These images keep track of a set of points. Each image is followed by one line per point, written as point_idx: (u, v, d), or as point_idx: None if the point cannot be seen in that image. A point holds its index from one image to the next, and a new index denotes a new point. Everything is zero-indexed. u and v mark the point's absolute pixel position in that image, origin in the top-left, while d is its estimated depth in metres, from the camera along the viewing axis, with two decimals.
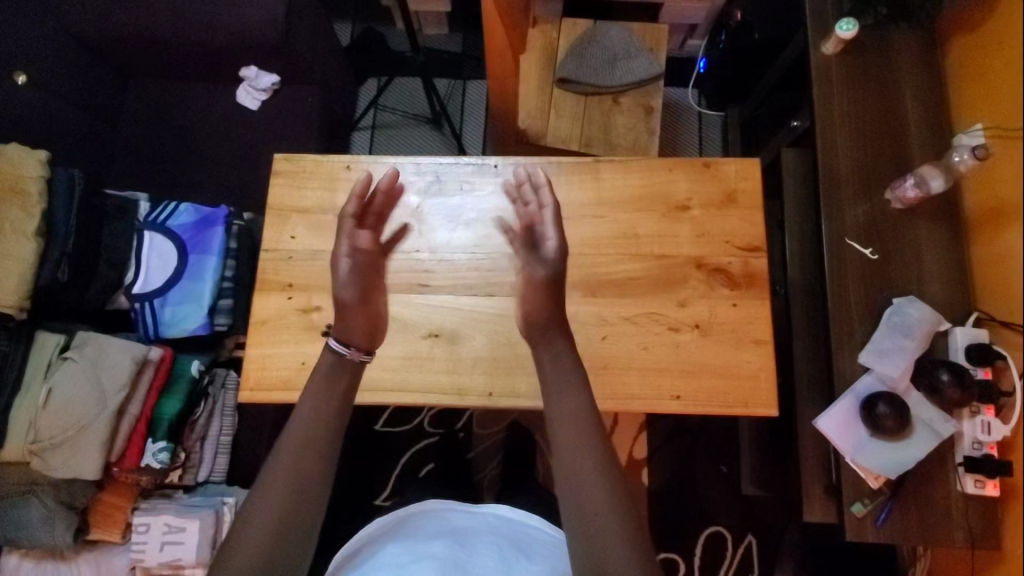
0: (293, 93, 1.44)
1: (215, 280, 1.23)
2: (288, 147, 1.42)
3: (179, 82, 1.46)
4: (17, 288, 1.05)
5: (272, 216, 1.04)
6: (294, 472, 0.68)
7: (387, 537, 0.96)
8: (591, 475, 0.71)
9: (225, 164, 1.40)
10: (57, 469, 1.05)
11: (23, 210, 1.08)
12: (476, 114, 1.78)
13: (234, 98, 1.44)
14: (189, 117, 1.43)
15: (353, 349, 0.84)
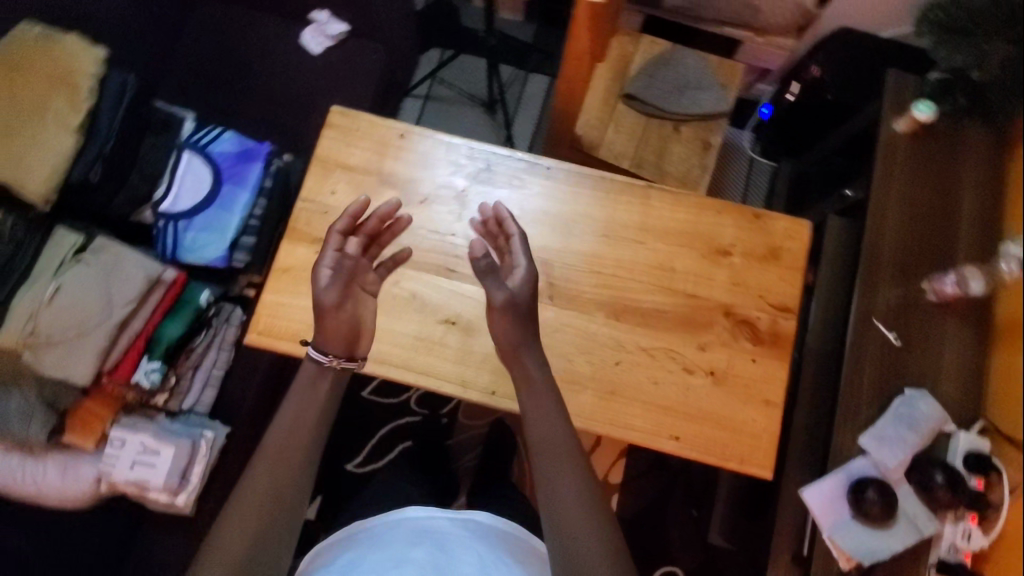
0: (359, 47, 1.43)
1: (243, 216, 1.22)
2: (341, 98, 1.40)
3: (248, 9, 1.44)
4: (48, 182, 1.05)
5: (316, 167, 1.03)
6: (279, 454, 0.80)
7: (375, 527, 1.01)
8: (562, 490, 0.78)
9: (276, 101, 1.38)
10: (48, 367, 1.04)
11: (69, 103, 1.08)
12: (530, 110, 1.77)
13: (298, 39, 1.43)
14: (249, 45, 1.41)
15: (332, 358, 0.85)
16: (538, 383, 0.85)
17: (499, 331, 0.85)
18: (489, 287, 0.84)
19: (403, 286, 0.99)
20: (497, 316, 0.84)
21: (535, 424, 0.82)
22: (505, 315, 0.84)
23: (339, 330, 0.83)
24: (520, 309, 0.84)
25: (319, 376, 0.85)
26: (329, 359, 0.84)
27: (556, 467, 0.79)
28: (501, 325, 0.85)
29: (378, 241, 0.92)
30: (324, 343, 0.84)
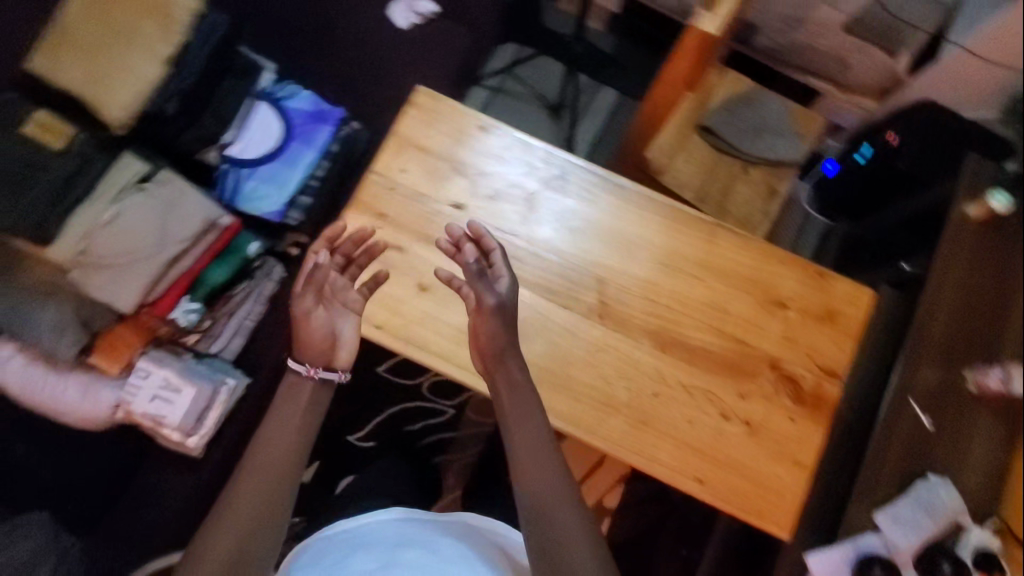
0: (442, 27, 1.43)
1: (305, 175, 1.23)
2: (417, 75, 1.39)
3: None
4: (128, 108, 1.06)
5: (393, 141, 1.01)
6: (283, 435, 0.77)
7: (364, 521, 1.03)
8: (546, 491, 0.78)
9: (353, 68, 1.39)
10: (95, 289, 1.04)
11: (160, 32, 1.07)
12: (595, 121, 1.75)
13: (385, 10, 1.43)
14: (337, 6, 1.40)
15: (309, 368, 0.81)
16: (522, 384, 0.85)
17: (486, 331, 0.86)
18: (483, 288, 0.85)
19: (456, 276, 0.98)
20: (488, 318, 0.85)
21: (518, 426, 0.82)
22: (491, 318, 0.86)
23: (316, 335, 0.81)
24: (507, 313, 0.86)
25: (297, 387, 0.81)
26: (303, 367, 0.81)
27: (537, 469, 0.79)
28: (488, 326, 0.86)
29: (357, 263, 0.90)
30: (301, 351, 0.82)
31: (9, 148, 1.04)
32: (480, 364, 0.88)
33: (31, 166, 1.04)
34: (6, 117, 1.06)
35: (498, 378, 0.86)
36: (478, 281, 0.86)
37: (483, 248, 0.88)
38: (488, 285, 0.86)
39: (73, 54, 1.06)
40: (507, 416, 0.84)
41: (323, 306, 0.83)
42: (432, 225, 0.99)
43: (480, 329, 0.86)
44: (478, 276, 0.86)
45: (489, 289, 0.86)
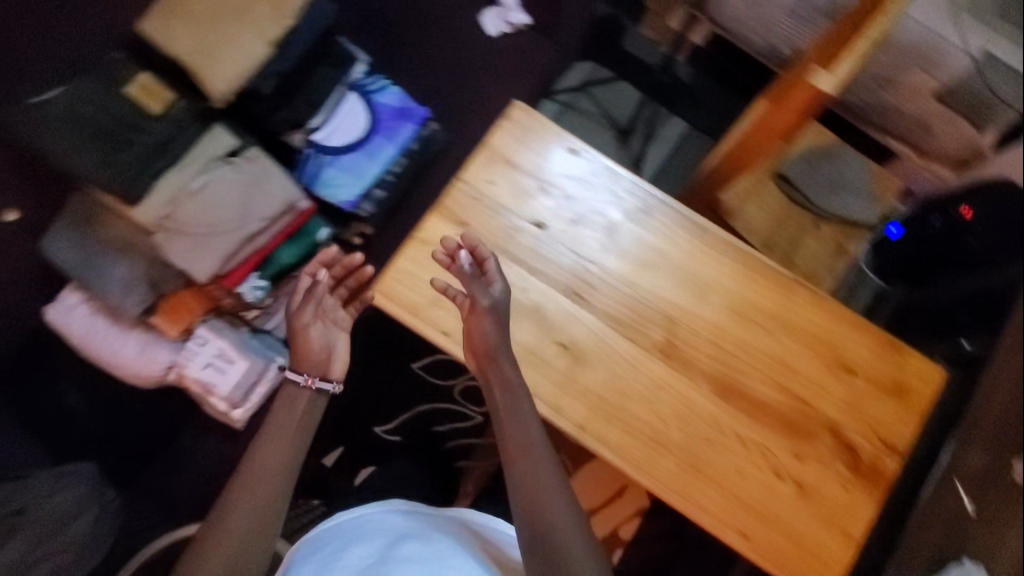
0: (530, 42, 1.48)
1: (383, 169, 1.24)
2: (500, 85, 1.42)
3: None
4: (229, 83, 1.07)
5: (484, 153, 1.02)
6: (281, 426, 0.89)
7: (364, 513, 1.02)
8: (540, 489, 0.81)
9: (440, 69, 1.42)
10: (174, 255, 1.07)
11: (271, 15, 1.10)
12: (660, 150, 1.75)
13: (478, 16, 1.46)
14: (432, 8, 1.43)
15: (307, 378, 0.94)
16: (514, 385, 0.88)
17: (479, 332, 0.90)
18: (476, 290, 0.90)
19: (528, 293, 0.98)
20: (482, 318, 0.90)
21: (511, 427, 0.86)
22: (486, 316, 0.90)
23: (313, 348, 0.96)
24: (498, 309, 0.90)
25: (295, 397, 0.92)
26: (301, 378, 0.93)
27: (527, 467, 0.83)
28: (482, 325, 0.90)
29: (346, 285, 1.03)
30: (299, 363, 0.95)
31: (110, 105, 1.07)
32: (477, 362, 0.91)
33: (130, 128, 1.07)
34: (111, 75, 1.08)
35: (495, 376, 0.90)
36: (469, 285, 0.90)
37: (476, 261, 0.91)
38: (482, 288, 0.90)
39: (182, 23, 1.07)
40: (504, 416, 0.88)
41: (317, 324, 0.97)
42: (512, 241, 0.99)
43: (475, 327, 0.90)
44: (472, 279, 0.90)
45: (489, 287, 0.91)
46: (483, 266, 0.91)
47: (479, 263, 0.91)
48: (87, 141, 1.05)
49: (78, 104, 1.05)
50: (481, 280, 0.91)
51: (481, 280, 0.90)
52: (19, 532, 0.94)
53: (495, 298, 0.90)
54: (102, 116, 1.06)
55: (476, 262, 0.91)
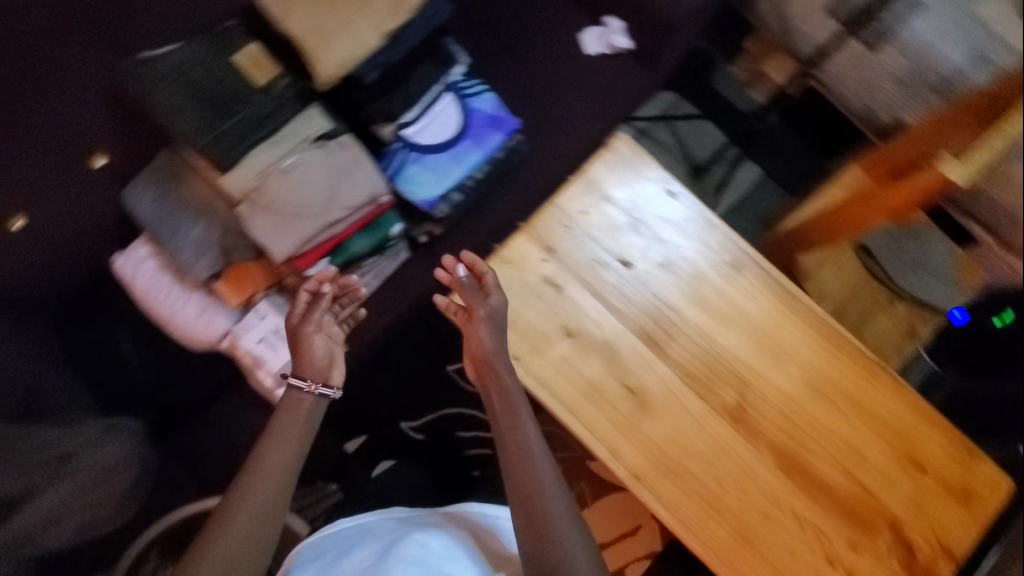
0: (626, 66, 1.46)
1: (466, 174, 1.23)
2: (591, 107, 1.41)
3: None
4: (336, 70, 1.08)
5: (581, 181, 1.00)
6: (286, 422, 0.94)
7: (363, 521, 1.08)
8: (540, 502, 0.80)
9: (531, 80, 1.40)
10: (254, 229, 1.06)
11: (391, 8, 1.10)
12: (732, 195, 1.71)
13: (579, 33, 1.44)
14: (535, 19, 1.42)
15: (309, 384, 0.99)
16: (512, 389, 0.88)
17: (475, 339, 0.90)
18: (475, 299, 0.92)
19: (602, 329, 0.95)
20: (479, 325, 0.90)
21: (508, 427, 0.85)
22: (484, 320, 0.90)
23: (316, 355, 1.00)
24: (495, 314, 0.90)
25: (297, 402, 0.97)
26: (304, 384, 0.97)
27: (522, 473, 0.81)
28: (479, 332, 0.90)
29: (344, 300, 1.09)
30: (301, 368, 0.99)
31: (217, 71, 1.07)
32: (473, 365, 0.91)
33: (234, 96, 1.08)
34: (222, 41, 1.09)
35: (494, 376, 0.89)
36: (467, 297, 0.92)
37: (476, 277, 0.93)
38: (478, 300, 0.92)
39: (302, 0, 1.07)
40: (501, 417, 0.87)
41: (319, 335, 1.02)
42: (596, 275, 0.97)
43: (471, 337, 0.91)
44: (470, 290, 0.92)
45: (486, 299, 0.91)
46: (481, 281, 0.93)
47: (478, 279, 0.93)
48: (191, 103, 1.06)
49: (188, 65, 1.06)
50: (475, 294, 0.92)
51: (479, 294, 0.92)
52: (64, 481, 0.95)
53: (495, 309, 0.90)
54: (209, 81, 1.07)
55: (473, 276, 0.93)
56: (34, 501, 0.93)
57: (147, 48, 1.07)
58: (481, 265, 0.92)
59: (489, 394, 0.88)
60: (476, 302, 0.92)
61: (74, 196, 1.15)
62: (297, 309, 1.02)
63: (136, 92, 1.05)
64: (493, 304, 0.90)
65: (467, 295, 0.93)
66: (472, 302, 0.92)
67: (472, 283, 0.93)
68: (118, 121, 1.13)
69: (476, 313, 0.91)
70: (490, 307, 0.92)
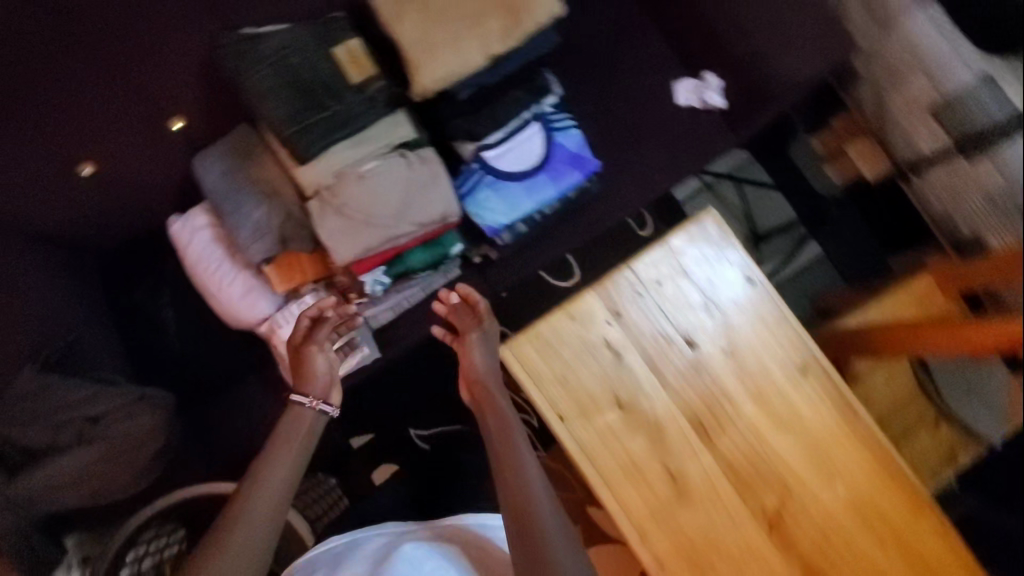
0: (714, 124, 1.42)
1: (536, 207, 1.21)
2: (669, 160, 1.39)
3: (653, 30, 1.45)
4: (435, 84, 1.04)
5: (661, 250, 0.96)
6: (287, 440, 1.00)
7: (357, 537, 1.07)
8: (539, 524, 0.88)
9: (615, 122, 1.40)
10: (320, 227, 1.05)
11: (502, 31, 1.05)
12: (782, 269, 1.70)
13: (672, 84, 1.42)
14: (629, 62, 1.43)
15: (313, 399, 1.06)
16: (507, 423, 1.01)
17: (471, 357, 1.11)
18: (469, 322, 1.14)
19: (655, 407, 0.93)
20: (474, 344, 1.12)
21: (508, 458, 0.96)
22: (476, 341, 1.11)
23: (319, 371, 1.09)
24: (486, 337, 1.12)
25: (300, 416, 1.04)
26: (307, 400, 1.05)
27: (518, 500, 0.91)
28: (474, 350, 1.12)
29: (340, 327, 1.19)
30: (304, 385, 1.07)
31: (314, 62, 1.05)
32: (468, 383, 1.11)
33: (326, 90, 1.06)
34: (324, 32, 1.07)
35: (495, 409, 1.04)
36: (462, 322, 1.14)
37: (469, 305, 1.15)
38: (472, 323, 1.14)
39: (413, 7, 1.04)
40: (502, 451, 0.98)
41: (323, 356, 1.11)
42: (660, 350, 0.94)
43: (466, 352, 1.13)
44: (465, 316, 1.14)
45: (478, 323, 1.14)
46: (474, 311, 1.14)
47: (472, 306, 1.14)
48: (281, 90, 1.04)
49: (287, 50, 1.04)
50: (468, 321, 1.15)
51: (473, 319, 1.14)
52: (89, 446, 0.96)
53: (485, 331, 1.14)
54: (305, 70, 1.05)
55: (467, 305, 1.16)
56: (54, 462, 0.93)
57: (249, 25, 1.06)
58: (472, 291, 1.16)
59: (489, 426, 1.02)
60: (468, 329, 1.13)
61: (147, 156, 1.16)
62: (300, 331, 1.12)
63: (230, 68, 1.03)
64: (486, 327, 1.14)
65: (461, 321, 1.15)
66: (467, 326, 1.14)
67: (468, 310, 1.15)
68: (207, 89, 1.13)
69: (471, 336, 1.12)
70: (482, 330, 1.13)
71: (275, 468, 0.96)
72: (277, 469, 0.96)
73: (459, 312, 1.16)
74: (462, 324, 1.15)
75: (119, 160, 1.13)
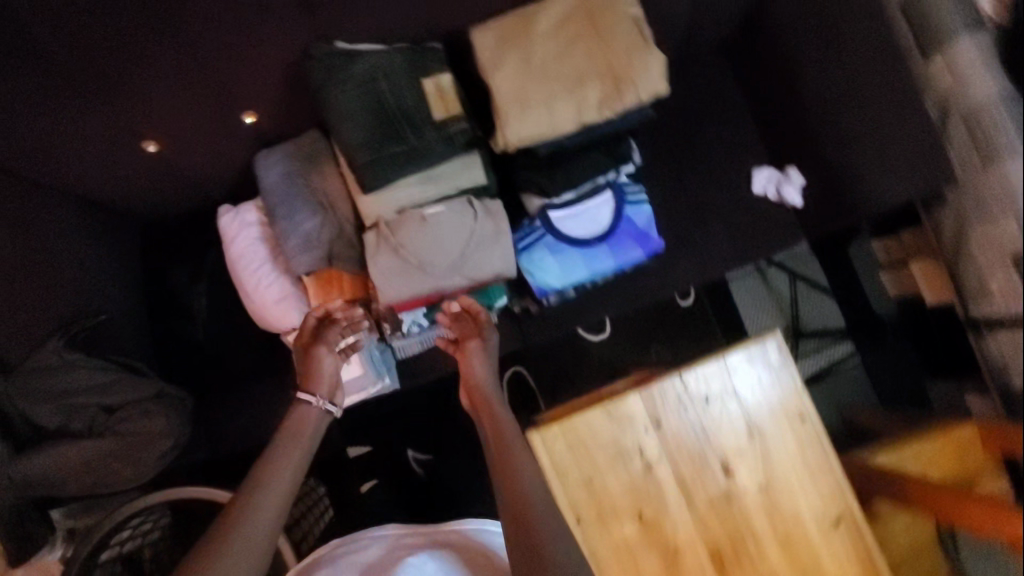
0: (776, 219, 1.41)
1: (590, 277, 1.17)
2: (719, 247, 1.41)
3: (738, 117, 1.44)
4: (520, 140, 1.00)
5: (716, 367, 0.92)
6: (292, 444, 0.96)
7: (354, 538, 1.02)
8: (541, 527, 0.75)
9: (677, 200, 1.42)
10: (372, 264, 1.01)
11: (600, 100, 1.01)
12: (810, 368, 1.68)
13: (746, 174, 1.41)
14: (706, 139, 1.44)
15: (317, 398, 1.04)
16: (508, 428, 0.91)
17: (468, 367, 1.04)
18: (470, 331, 1.08)
19: (676, 531, 0.89)
20: (472, 354, 1.05)
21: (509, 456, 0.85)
22: (476, 349, 1.05)
23: (326, 372, 1.07)
24: (486, 347, 1.06)
25: (305, 416, 1.02)
26: (311, 399, 1.03)
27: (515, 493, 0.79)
28: (473, 359, 1.05)
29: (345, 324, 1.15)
30: (312, 384, 1.05)
31: (401, 91, 1.02)
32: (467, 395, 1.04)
33: (407, 122, 1.02)
34: (418, 61, 1.03)
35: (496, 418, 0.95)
36: (463, 330, 1.08)
37: (470, 314, 1.08)
38: (473, 332, 1.08)
39: (515, 59, 1.02)
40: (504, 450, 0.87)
41: (330, 355, 1.09)
42: (693, 471, 0.90)
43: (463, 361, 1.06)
44: (467, 322, 1.08)
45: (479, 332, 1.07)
46: (477, 320, 1.08)
47: (473, 315, 1.08)
48: (362, 114, 1.00)
49: (376, 74, 1.01)
50: (469, 328, 1.08)
51: (474, 329, 1.08)
52: (93, 441, 0.92)
53: (486, 341, 1.07)
54: (390, 97, 1.01)
55: (471, 313, 1.09)
56: (57, 447, 0.91)
57: (344, 40, 1.02)
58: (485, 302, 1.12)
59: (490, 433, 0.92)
60: (468, 338, 1.07)
61: (212, 143, 1.13)
62: (307, 326, 1.09)
63: (315, 81, 1.00)
64: (487, 336, 1.07)
65: (463, 328, 1.08)
66: (467, 334, 1.08)
67: (474, 318, 1.09)
68: (286, 92, 1.09)
69: (470, 346, 1.06)
70: (482, 341, 1.07)
71: (281, 476, 0.90)
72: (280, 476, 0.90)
73: (462, 320, 1.09)
74: (463, 332, 1.08)
75: (183, 142, 1.11)
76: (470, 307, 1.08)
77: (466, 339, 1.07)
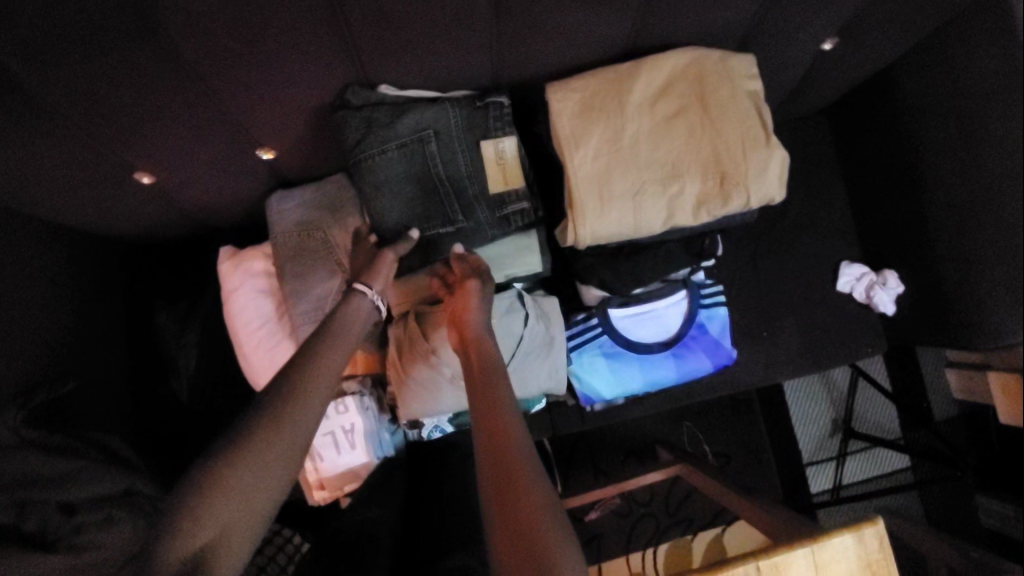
0: (857, 320, 1.23)
1: (646, 386, 1.01)
2: (792, 345, 1.22)
3: (832, 195, 1.26)
4: (594, 236, 0.81)
5: (803, 564, 0.79)
6: (302, 394, 0.67)
7: None
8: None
9: (751, 286, 1.24)
10: (399, 376, 0.90)
11: (699, 200, 0.82)
12: (859, 469, 1.55)
13: (833, 266, 1.23)
14: (792, 219, 1.25)
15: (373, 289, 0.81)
16: (511, 417, 0.66)
17: (466, 307, 0.79)
18: (474, 271, 0.83)
19: None
20: (466, 295, 0.79)
21: (509, 464, 0.61)
22: (476, 293, 0.79)
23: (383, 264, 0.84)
24: (485, 291, 0.81)
25: (357, 305, 0.79)
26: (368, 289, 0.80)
27: (517, 529, 0.56)
28: (470, 306, 0.79)
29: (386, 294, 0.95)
30: (370, 276, 0.82)
31: (454, 159, 0.84)
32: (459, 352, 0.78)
33: (456, 197, 0.85)
34: (477, 120, 0.83)
35: (497, 397, 0.68)
36: (467, 266, 0.84)
37: (471, 264, 0.84)
38: (478, 273, 0.83)
39: (600, 135, 0.82)
40: (505, 451, 0.62)
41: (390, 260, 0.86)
42: None
43: (458, 301, 0.80)
44: (473, 264, 0.84)
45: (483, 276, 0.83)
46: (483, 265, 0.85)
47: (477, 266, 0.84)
48: (405, 183, 0.85)
49: (427, 133, 0.83)
50: (473, 267, 0.84)
51: (472, 270, 0.83)
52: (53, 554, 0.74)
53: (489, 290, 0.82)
54: (440, 166, 0.84)
55: (476, 262, 0.85)
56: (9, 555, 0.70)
57: (390, 83, 0.81)
58: (533, 326, 0.89)
59: (488, 422, 0.65)
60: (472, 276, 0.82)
61: (220, 179, 0.94)
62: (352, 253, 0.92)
63: (350, 138, 0.82)
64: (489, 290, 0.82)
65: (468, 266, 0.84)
66: (470, 271, 0.83)
67: (482, 269, 0.84)
68: (310, 133, 0.89)
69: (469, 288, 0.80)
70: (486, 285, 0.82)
71: (262, 475, 0.61)
72: (240, 520, 0.60)
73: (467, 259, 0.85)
74: (467, 270, 0.83)
75: (180, 177, 0.92)
76: (465, 256, 0.86)
77: (469, 276, 0.82)
